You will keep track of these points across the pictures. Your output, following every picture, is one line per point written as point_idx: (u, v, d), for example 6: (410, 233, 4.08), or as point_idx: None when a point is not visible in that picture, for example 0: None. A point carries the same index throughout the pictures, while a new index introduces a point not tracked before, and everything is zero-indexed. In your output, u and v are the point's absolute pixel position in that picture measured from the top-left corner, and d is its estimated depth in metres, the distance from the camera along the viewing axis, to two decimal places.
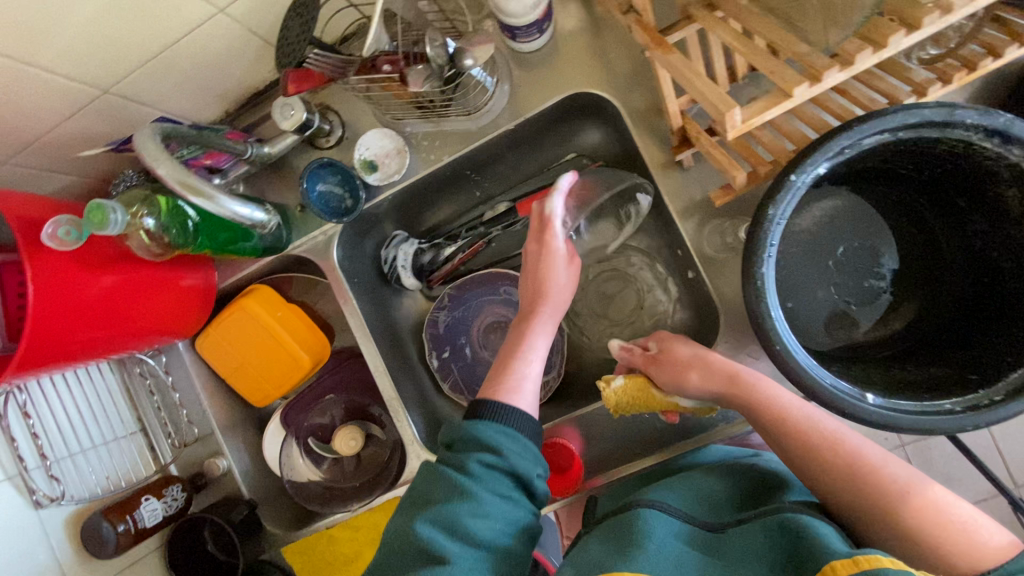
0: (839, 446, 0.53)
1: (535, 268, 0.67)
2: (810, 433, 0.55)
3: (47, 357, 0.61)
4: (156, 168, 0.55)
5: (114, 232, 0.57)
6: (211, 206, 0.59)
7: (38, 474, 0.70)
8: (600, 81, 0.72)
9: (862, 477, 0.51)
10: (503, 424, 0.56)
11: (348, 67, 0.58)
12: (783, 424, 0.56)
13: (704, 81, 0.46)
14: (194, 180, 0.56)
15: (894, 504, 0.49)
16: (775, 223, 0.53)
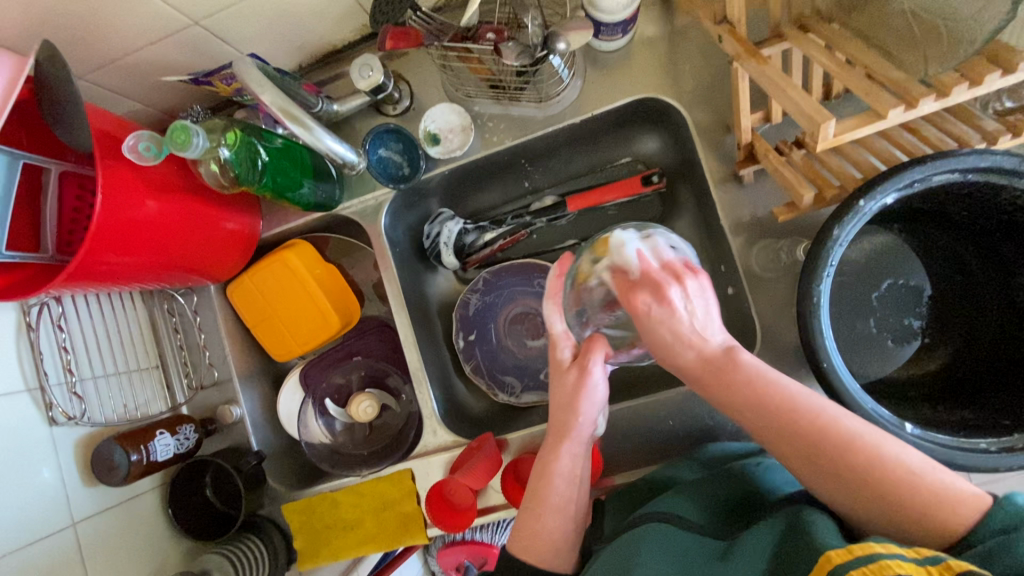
0: (857, 445, 0.43)
1: (569, 401, 0.55)
2: (818, 429, 0.44)
3: (99, 271, 0.62)
4: (261, 96, 0.56)
5: (194, 154, 0.60)
6: (307, 137, 0.62)
7: (60, 390, 0.70)
8: (671, 90, 0.74)
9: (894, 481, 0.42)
10: None
11: (441, 34, 0.62)
12: (782, 413, 0.45)
13: (797, 93, 0.48)
14: (294, 109, 0.58)
15: (927, 507, 0.41)
16: (837, 244, 0.55)
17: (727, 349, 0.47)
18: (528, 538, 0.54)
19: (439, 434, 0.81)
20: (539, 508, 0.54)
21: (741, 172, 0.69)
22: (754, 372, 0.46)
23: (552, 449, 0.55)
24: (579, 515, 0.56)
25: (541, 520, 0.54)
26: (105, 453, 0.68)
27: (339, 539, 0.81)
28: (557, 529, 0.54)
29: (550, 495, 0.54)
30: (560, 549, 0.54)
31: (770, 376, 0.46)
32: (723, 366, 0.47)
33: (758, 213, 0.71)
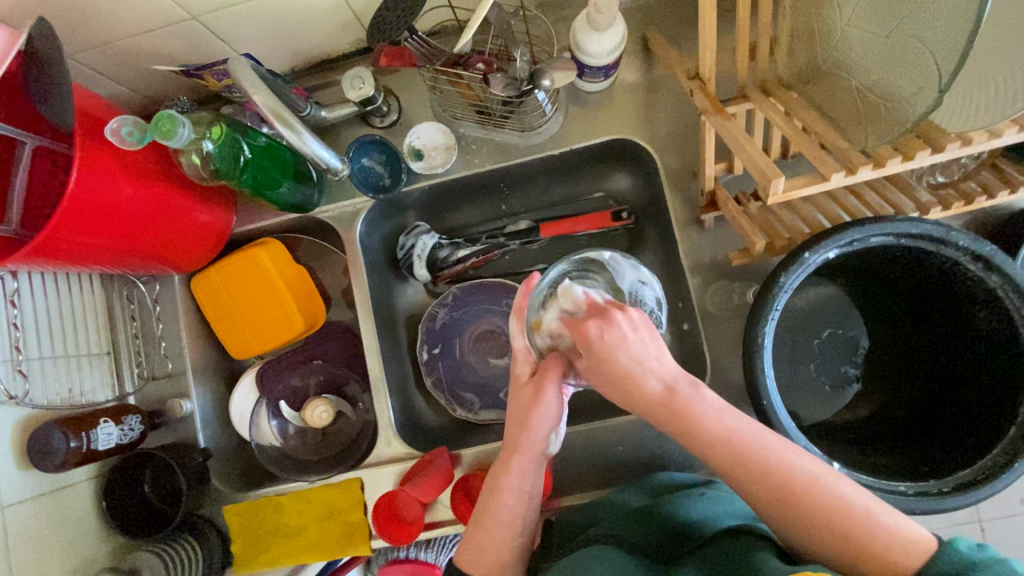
0: (787, 469, 0.45)
1: (524, 419, 0.56)
2: (754, 453, 0.46)
3: (66, 249, 0.61)
4: (253, 97, 0.58)
5: (178, 145, 0.60)
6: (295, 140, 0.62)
7: (5, 368, 0.67)
8: (646, 134, 0.78)
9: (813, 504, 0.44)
10: None
11: (434, 57, 0.65)
12: (729, 445, 0.46)
13: (755, 149, 0.52)
14: (285, 112, 0.59)
15: (845, 533, 0.43)
16: (783, 291, 0.59)
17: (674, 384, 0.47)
18: (477, 554, 0.57)
19: (393, 444, 0.81)
20: (491, 525, 0.57)
21: (703, 216, 0.74)
22: (704, 406, 0.46)
23: (505, 466, 0.57)
24: (528, 531, 0.58)
25: (490, 539, 0.56)
26: (43, 437, 0.66)
27: (279, 546, 0.79)
28: (504, 545, 0.57)
29: (501, 511, 0.56)
30: (507, 566, 0.57)
31: (714, 408, 0.47)
32: (673, 398, 0.47)
33: (715, 256, 0.76)
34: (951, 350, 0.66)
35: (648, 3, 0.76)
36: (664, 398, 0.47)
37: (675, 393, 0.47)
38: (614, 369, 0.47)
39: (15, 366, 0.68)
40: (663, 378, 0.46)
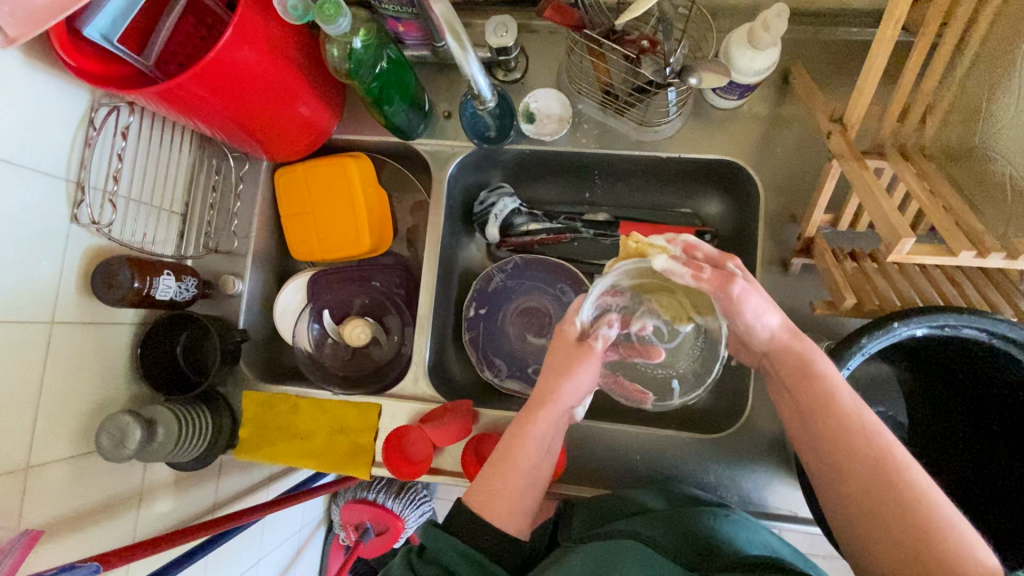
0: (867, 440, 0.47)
1: (559, 368, 0.59)
2: (856, 440, 0.48)
3: (192, 100, 0.63)
4: (433, 6, 0.58)
5: (335, 29, 0.63)
6: (456, 53, 0.63)
7: (95, 195, 0.69)
8: (759, 164, 0.78)
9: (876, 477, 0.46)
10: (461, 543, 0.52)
11: (595, 26, 0.69)
12: (830, 422, 0.49)
13: (887, 204, 0.52)
14: (458, 25, 0.59)
15: (895, 497, 0.44)
16: (860, 352, 0.58)
17: (803, 361, 0.53)
18: (485, 495, 0.55)
19: (419, 384, 0.82)
20: (505, 466, 0.56)
21: (792, 259, 0.73)
22: (828, 389, 0.50)
23: (534, 415, 0.58)
24: (540, 485, 0.58)
25: (506, 481, 0.56)
26: (113, 268, 0.68)
27: (286, 445, 0.80)
28: (515, 491, 0.56)
29: (522, 457, 0.57)
30: (513, 510, 0.55)
31: (839, 398, 0.50)
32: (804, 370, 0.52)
33: (789, 302, 0.76)
34: (993, 459, 0.66)
35: (804, 39, 0.76)
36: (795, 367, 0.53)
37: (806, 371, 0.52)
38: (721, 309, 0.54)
39: (106, 194, 0.70)
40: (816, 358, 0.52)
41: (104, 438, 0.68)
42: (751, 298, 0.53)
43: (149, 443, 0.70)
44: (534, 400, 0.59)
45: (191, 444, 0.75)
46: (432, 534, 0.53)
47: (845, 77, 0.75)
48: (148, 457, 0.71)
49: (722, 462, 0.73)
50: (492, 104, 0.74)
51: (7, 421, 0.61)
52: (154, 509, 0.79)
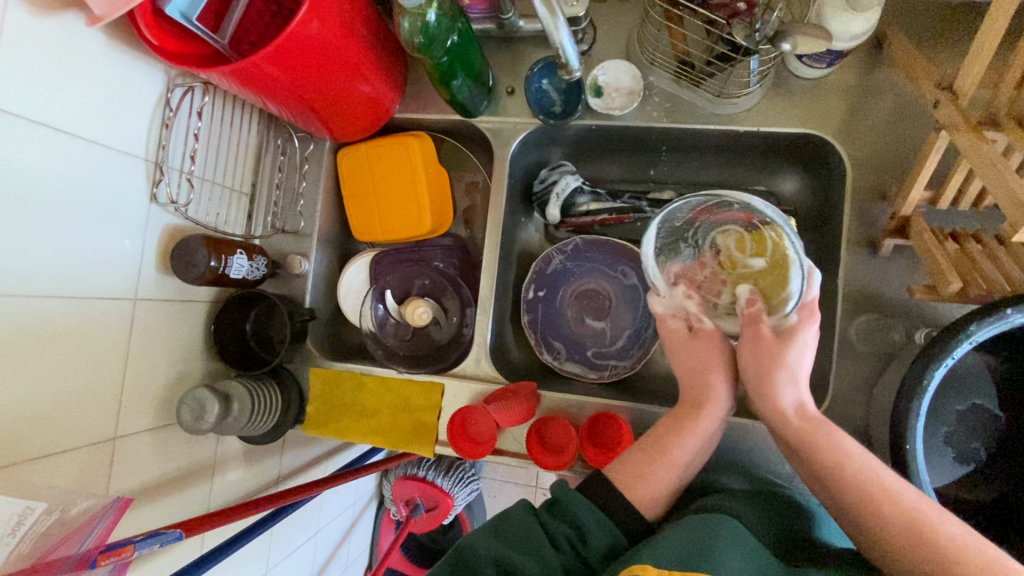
0: (872, 482, 0.49)
1: (702, 365, 0.62)
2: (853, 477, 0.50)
3: (263, 77, 0.63)
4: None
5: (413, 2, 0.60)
6: (546, 22, 0.60)
7: (173, 175, 0.71)
8: (847, 138, 0.72)
9: (889, 517, 0.47)
10: (596, 509, 0.52)
11: None
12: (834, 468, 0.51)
13: (1013, 177, 0.47)
14: None
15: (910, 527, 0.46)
16: (967, 340, 0.54)
17: (802, 416, 0.55)
18: (631, 477, 0.56)
19: (481, 365, 0.82)
20: (660, 456, 0.57)
21: (883, 241, 0.68)
22: (827, 440, 0.52)
23: (692, 416, 0.60)
24: (686, 478, 0.59)
25: (653, 467, 0.57)
26: (190, 246, 0.69)
27: (351, 422, 0.81)
28: (664, 482, 0.56)
29: (678, 451, 0.58)
30: (656, 497, 0.55)
31: (841, 446, 0.52)
32: (812, 446, 0.53)
33: (875, 286, 0.71)
34: None
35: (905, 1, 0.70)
36: (800, 433, 0.54)
37: (808, 420, 0.55)
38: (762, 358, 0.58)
39: (182, 174, 0.72)
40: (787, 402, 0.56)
41: (185, 412, 0.70)
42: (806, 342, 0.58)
43: (225, 418, 0.72)
44: (685, 405, 0.61)
45: (263, 419, 0.77)
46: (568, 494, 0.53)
47: (951, 42, 0.68)
48: (225, 430, 0.73)
49: None
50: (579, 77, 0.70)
51: (99, 392, 0.65)
52: (226, 479, 0.83)
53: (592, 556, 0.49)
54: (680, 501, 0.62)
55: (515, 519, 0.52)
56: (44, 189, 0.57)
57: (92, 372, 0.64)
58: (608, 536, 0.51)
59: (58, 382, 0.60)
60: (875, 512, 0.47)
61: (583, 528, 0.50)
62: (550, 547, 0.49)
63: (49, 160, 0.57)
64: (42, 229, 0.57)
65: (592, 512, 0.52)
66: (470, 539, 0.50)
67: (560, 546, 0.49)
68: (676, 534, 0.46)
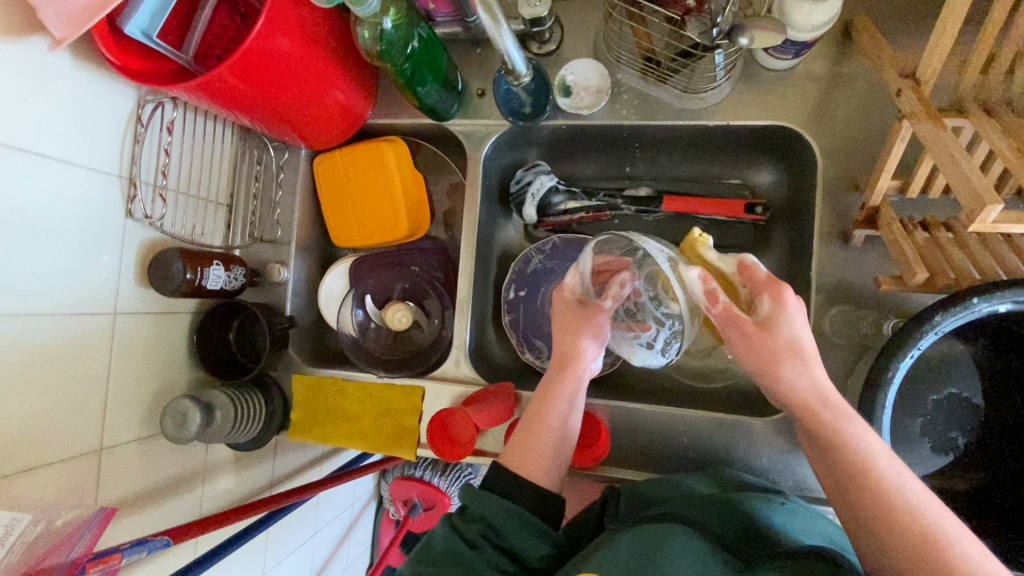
0: (891, 491, 0.44)
1: (573, 328, 0.64)
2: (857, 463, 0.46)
3: (227, 90, 0.64)
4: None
5: (364, 13, 0.60)
6: (490, 27, 0.60)
7: (146, 190, 0.72)
8: (817, 129, 0.72)
9: (909, 534, 0.42)
10: (511, 504, 0.53)
11: None
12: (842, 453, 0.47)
13: (968, 167, 0.47)
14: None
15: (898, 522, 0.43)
16: (933, 331, 0.54)
17: (819, 400, 0.49)
18: (521, 455, 0.59)
19: (461, 367, 0.83)
20: (539, 427, 0.61)
21: (854, 232, 0.68)
22: (852, 437, 0.47)
23: (559, 375, 0.64)
24: (570, 439, 0.63)
25: (539, 441, 0.60)
26: (166, 260, 0.70)
27: (334, 427, 0.82)
28: (548, 451, 0.60)
29: (552, 417, 0.61)
30: (548, 464, 0.59)
31: (864, 439, 0.47)
32: (835, 435, 0.47)
33: (850, 277, 0.71)
34: None
35: None
36: (813, 411, 0.49)
37: (827, 408, 0.48)
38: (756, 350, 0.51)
39: (156, 189, 0.73)
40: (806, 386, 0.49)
41: (168, 421, 0.72)
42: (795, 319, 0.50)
43: (208, 425, 0.73)
44: (552, 374, 0.64)
45: (246, 426, 0.78)
46: (477, 498, 0.54)
47: (918, 27, 0.68)
48: (208, 438, 0.74)
49: (774, 446, 0.71)
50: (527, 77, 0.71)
51: (81, 407, 0.66)
52: (217, 487, 0.84)
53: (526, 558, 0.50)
54: (643, 502, 0.62)
55: (434, 536, 0.52)
56: (16, 212, 0.58)
57: (73, 388, 0.65)
58: (532, 530, 0.52)
59: (39, 399, 0.62)
60: (874, 510, 0.44)
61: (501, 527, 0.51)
62: (470, 554, 0.49)
63: (21, 182, 0.58)
64: (16, 250, 0.58)
65: (506, 508, 0.53)
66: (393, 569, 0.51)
67: (480, 548, 0.50)
68: (623, 544, 0.47)
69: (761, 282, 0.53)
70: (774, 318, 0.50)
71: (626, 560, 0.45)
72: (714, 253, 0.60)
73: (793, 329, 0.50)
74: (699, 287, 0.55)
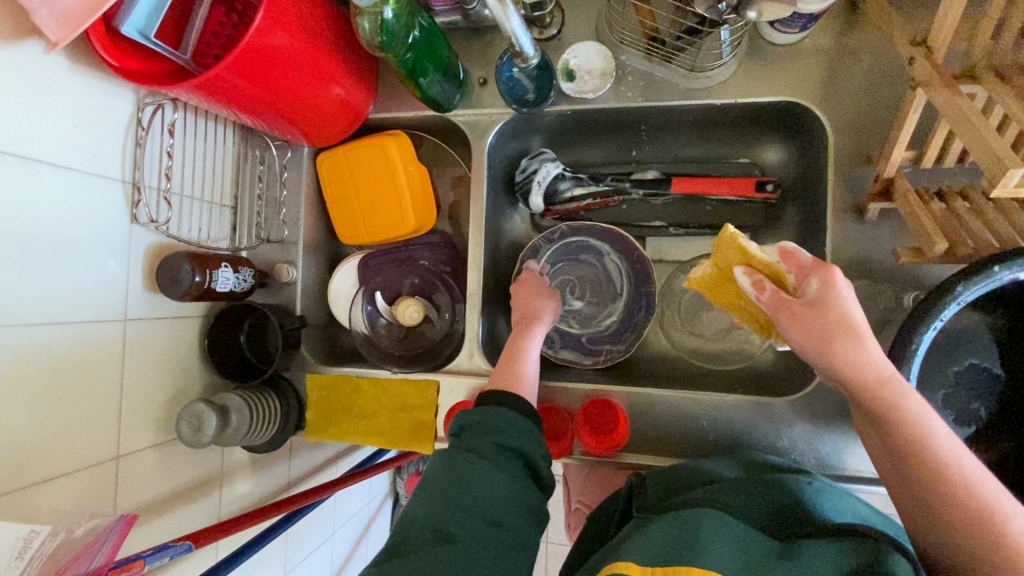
0: (948, 468, 0.44)
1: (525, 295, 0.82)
2: (905, 438, 0.46)
3: (227, 88, 0.63)
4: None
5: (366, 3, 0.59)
6: (496, 11, 0.59)
7: (150, 195, 0.71)
8: (826, 103, 0.71)
9: (955, 502, 0.43)
10: (502, 406, 0.59)
11: None
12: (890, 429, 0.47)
13: (989, 131, 0.46)
14: None
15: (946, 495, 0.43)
16: (954, 302, 0.54)
17: (879, 381, 0.47)
18: (509, 378, 0.67)
19: (474, 360, 0.82)
20: (518, 354, 0.73)
21: (868, 206, 0.67)
22: (909, 415, 0.46)
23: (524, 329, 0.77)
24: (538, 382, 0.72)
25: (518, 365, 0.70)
26: (174, 265, 0.70)
27: (350, 424, 0.82)
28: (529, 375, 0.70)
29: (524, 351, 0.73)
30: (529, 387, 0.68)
31: (921, 418, 0.46)
32: (886, 412, 0.46)
33: (865, 253, 0.70)
34: None
35: None
36: (872, 390, 0.47)
37: (886, 387, 0.47)
38: (819, 325, 0.48)
39: (160, 193, 0.72)
40: (872, 357, 0.47)
41: (184, 427, 0.72)
42: (846, 297, 0.49)
43: (224, 430, 0.73)
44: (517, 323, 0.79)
45: (263, 428, 0.77)
46: (467, 412, 0.59)
47: None
48: (225, 442, 0.74)
49: (794, 425, 0.71)
50: (535, 60, 0.71)
51: (96, 415, 0.66)
52: (235, 491, 0.84)
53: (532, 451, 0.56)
54: (666, 488, 0.62)
55: (435, 460, 0.55)
56: (22, 220, 0.57)
57: (87, 396, 0.65)
58: (527, 429, 0.58)
59: (54, 408, 0.61)
60: (933, 488, 0.44)
61: (501, 434, 0.56)
62: (480, 459, 0.52)
63: (23, 189, 0.57)
64: (23, 258, 0.58)
65: (496, 411, 0.58)
66: (410, 511, 0.50)
67: (488, 454, 0.53)
68: (653, 535, 0.46)
69: (807, 266, 0.52)
70: (825, 297, 0.49)
71: (663, 540, 0.45)
72: (754, 244, 0.57)
73: (843, 306, 0.49)
74: (745, 281, 0.54)
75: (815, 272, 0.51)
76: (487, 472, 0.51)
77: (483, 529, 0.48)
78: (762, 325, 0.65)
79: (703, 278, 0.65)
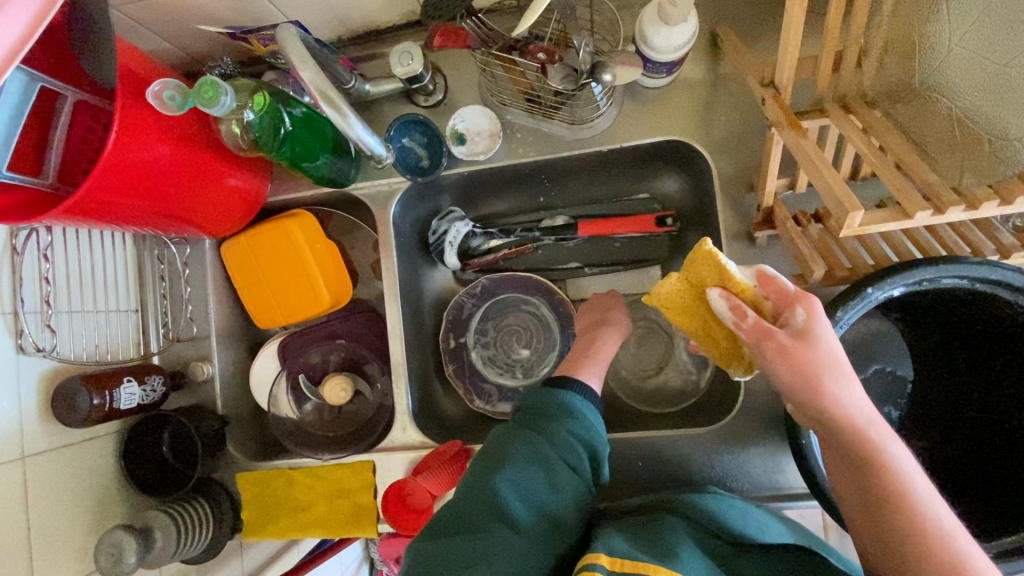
0: (924, 516, 0.44)
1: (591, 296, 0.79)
2: (880, 481, 0.46)
3: (104, 206, 0.60)
4: (301, 72, 0.57)
5: (217, 113, 0.60)
6: (339, 123, 0.60)
7: (34, 320, 0.68)
8: (705, 137, 0.74)
9: (922, 549, 0.43)
10: (580, 397, 0.60)
11: (491, 42, 0.66)
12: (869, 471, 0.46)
13: (830, 171, 0.48)
14: (330, 92, 0.58)
15: (912, 539, 0.43)
16: (838, 326, 0.54)
17: (867, 423, 0.46)
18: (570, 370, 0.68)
19: (408, 432, 0.81)
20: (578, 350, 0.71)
21: (756, 233, 0.69)
22: (893, 461, 0.46)
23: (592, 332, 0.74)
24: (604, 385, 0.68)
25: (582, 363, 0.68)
26: (68, 392, 0.66)
27: (289, 517, 0.79)
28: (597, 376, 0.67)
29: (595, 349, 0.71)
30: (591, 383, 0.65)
31: (897, 461, 0.46)
32: (863, 455, 0.46)
33: None
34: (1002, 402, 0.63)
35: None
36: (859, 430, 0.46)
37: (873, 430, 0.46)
38: (807, 363, 0.46)
39: (45, 316, 0.69)
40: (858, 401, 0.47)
41: (103, 557, 0.66)
42: (828, 336, 0.47)
43: (149, 551, 0.69)
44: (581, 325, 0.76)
45: (193, 539, 0.74)
46: (535, 392, 0.61)
47: (773, 30, 0.70)
48: (154, 561, 0.70)
49: (726, 452, 0.72)
50: (388, 159, 0.69)
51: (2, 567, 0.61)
52: None
53: (591, 445, 0.57)
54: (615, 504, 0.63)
55: (497, 439, 0.57)
56: None
57: None
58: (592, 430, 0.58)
59: None
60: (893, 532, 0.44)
61: (574, 425, 0.57)
62: (545, 443, 0.54)
63: None
64: None
65: (573, 400, 0.60)
66: (461, 491, 0.52)
67: (554, 441, 0.55)
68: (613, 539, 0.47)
69: (789, 295, 0.50)
70: (810, 330, 0.48)
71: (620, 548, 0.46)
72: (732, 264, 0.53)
73: (829, 344, 0.47)
74: (723, 305, 0.52)
75: (794, 302, 0.50)
76: (548, 463, 0.53)
77: (527, 517, 0.49)
78: (721, 354, 0.62)
79: (670, 296, 0.61)
